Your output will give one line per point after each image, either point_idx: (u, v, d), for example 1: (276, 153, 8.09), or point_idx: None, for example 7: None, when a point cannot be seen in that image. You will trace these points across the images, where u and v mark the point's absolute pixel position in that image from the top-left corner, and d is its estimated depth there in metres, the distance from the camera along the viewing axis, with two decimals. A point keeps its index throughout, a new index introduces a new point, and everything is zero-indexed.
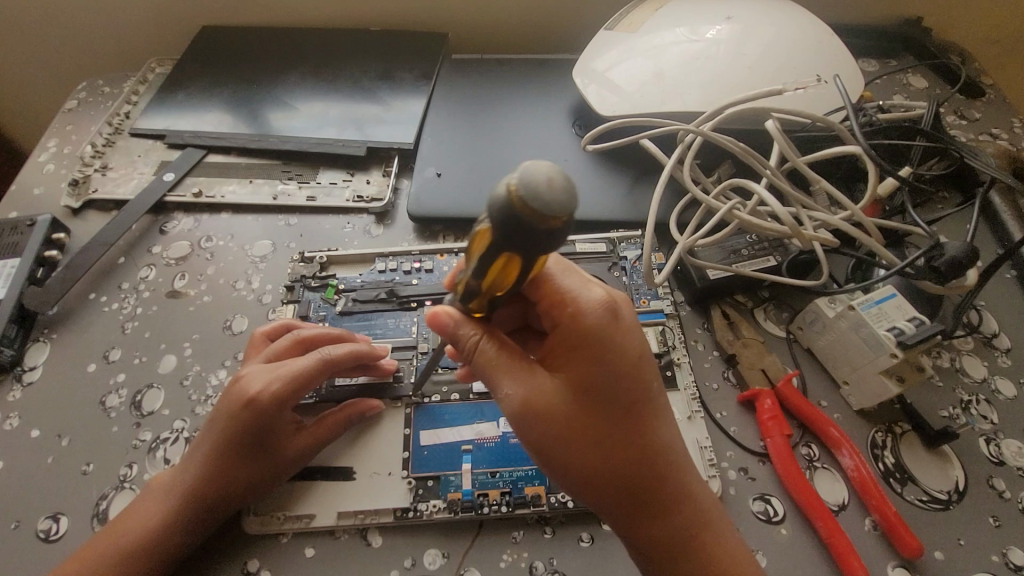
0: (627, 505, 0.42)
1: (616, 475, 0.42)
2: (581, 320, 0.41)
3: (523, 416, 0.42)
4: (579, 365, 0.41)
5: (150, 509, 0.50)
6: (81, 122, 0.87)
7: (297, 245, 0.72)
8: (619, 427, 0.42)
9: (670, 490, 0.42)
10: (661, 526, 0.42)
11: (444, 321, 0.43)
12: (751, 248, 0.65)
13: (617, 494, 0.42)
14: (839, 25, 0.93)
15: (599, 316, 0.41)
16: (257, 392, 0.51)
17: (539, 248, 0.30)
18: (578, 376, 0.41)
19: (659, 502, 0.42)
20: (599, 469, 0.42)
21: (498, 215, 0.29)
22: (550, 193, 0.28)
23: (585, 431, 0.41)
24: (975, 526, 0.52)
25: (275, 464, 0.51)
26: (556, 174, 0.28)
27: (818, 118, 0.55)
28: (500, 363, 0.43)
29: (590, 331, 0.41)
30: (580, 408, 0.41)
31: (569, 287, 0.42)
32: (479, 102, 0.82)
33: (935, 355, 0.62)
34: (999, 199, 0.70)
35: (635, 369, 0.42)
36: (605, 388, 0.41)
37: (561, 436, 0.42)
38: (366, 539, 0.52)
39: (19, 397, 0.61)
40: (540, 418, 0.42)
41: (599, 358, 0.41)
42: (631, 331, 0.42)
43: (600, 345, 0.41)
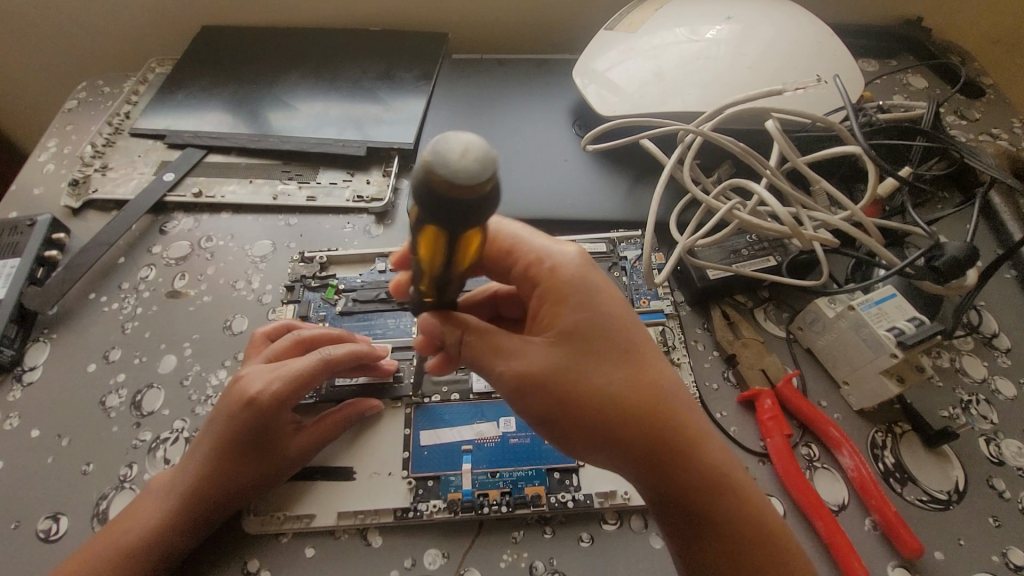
0: (644, 452, 0.41)
1: (625, 423, 0.41)
2: (560, 275, 0.44)
3: (526, 380, 0.41)
4: (568, 316, 0.43)
5: (151, 509, 0.50)
6: (81, 122, 0.87)
7: (297, 245, 0.72)
8: (618, 372, 0.42)
9: (679, 431, 0.42)
10: (681, 471, 0.41)
11: (429, 326, 0.43)
12: (751, 249, 0.65)
13: (630, 443, 0.41)
14: (839, 26, 0.93)
15: (573, 269, 0.45)
16: (257, 392, 0.51)
17: (485, 212, 0.27)
18: (569, 329, 0.43)
19: (673, 446, 0.42)
20: (606, 418, 0.41)
21: (432, 206, 0.26)
22: (466, 163, 0.24)
23: (588, 381, 0.41)
24: (975, 526, 0.52)
25: (276, 464, 0.51)
26: (466, 141, 0.24)
27: (818, 118, 0.55)
28: (494, 339, 0.42)
29: (569, 283, 0.44)
30: (577, 359, 0.42)
31: (543, 249, 0.46)
32: (479, 102, 0.82)
33: (935, 355, 0.62)
34: (999, 199, 0.70)
35: (618, 313, 0.44)
36: (595, 334, 0.43)
37: (566, 392, 0.41)
38: (366, 539, 0.52)
39: (19, 397, 0.61)
40: (543, 377, 0.41)
41: (583, 307, 0.43)
42: (607, 283, 0.46)
43: (581, 293, 0.44)
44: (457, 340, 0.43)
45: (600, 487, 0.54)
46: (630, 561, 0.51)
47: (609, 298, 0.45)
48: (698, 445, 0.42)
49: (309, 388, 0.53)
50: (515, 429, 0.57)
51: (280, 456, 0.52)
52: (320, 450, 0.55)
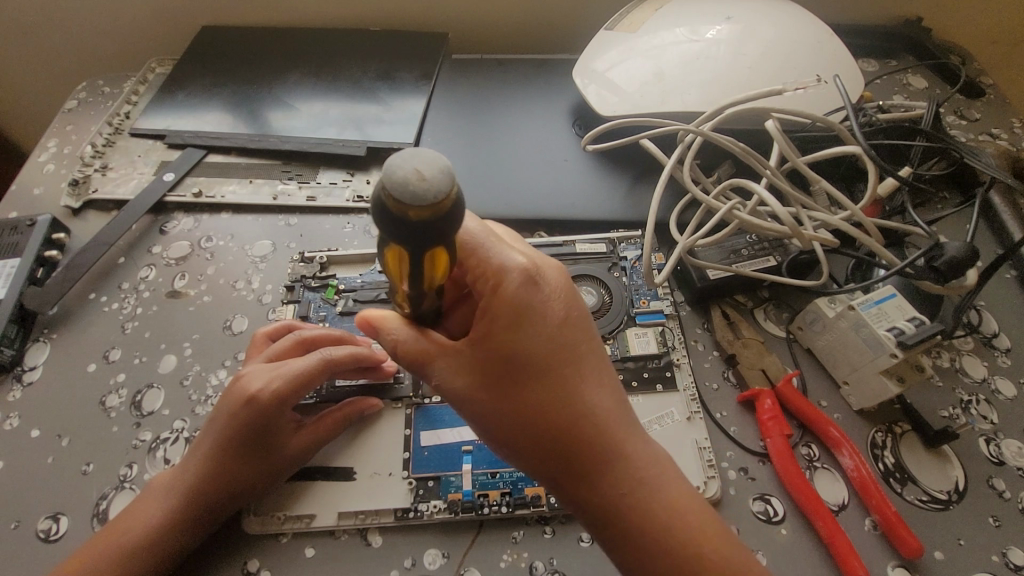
0: (564, 468, 0.42)
1: (547, 439, 0.42)
2: (499, 290, 0.42)
3: (456, 391, 0.43)
4: (502, 333, 0.42)
5: (152, 508, 0.50)
6: (81, 122, 0.87)
7: (297, 245, 0.72)
8: (548, 389, 0.43)
9: (604, 452, 0.42)
10: (600, 492, 0.41)
11: (368, 325, 0.46)
12: (751, 249, 0.65)
13: (551, 459, 0.42)
14: (838, 26, 0.93)
15: (511, 282, 0.42)
16: (258, 391, 0.51)
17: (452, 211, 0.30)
18: (501, 346, 0.42)
19: (595, 463, 0.42)
20: (529, 432, 0.42)
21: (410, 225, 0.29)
22: (426, 182, 0.27)
23: (515, 396, 0.42)
24: (975, 526, 0.52)
25: (276, 463, 0.51)
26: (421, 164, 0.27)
27: (818, 118, 0.55)
28: (428, 351, 0.44)
29: (507, 299, 0.42)
30: (506, 375, 0.42)
31: (488, 258, 0.43)
32: (479, 102, 0.82)
33: (935, 355, 0.62)
34: (999, 199, 0.70)
35: (557, 329, 0.43)
36: (528, 351, 0.42)
37: (492, 406, 0.43)
38: (366, 539, 0.52)
39: (19, 397, 0.61)
40: (471, 390, 0.43)
41: (519, 324, 0.42)
42: (554, 297, 0.44)
43: (519, 310, 0.42)
44: (393, 346, 0.45)
45: None
46: None
47: (552, 314, 0.44)
48: (623, 467, 0.42)
49: (308, 389, 0.53)
50: None
51: (279, 456, 0.52)
52: (320, 449, 0.55)
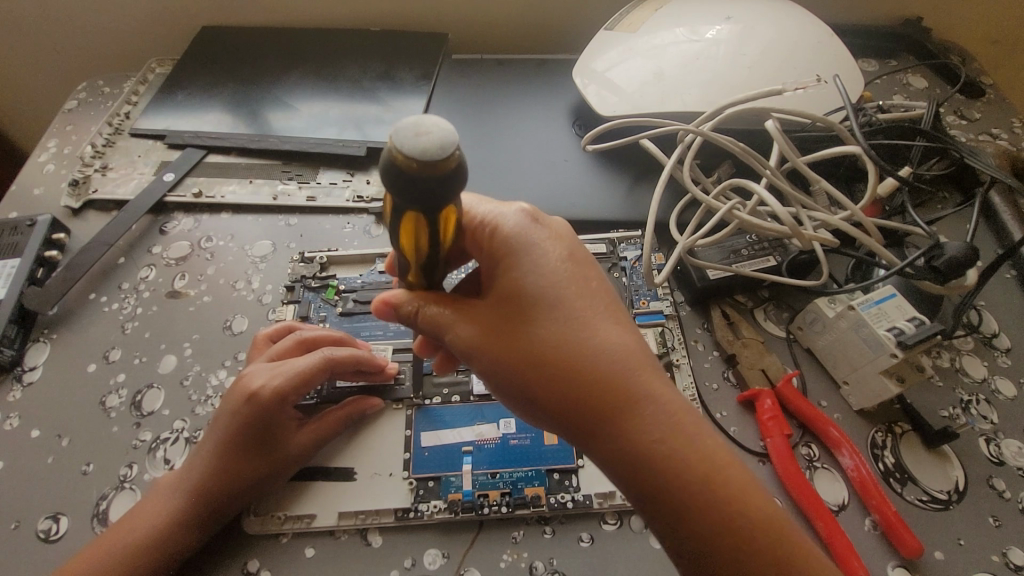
0: (578, 416, 0.40)
1: (562, 380, 0.40)
2: (502, 235, 0.43)
3: (467, 345, 0.42)
4: (509, 276, 0.42)
5: (155, 507, 0.50)
6: (82, 122, 0.87)
7: (297, 245, 0.72)
8: (563, 327, 0.41)
9: (623, 389, 0.39)
10: (622, 436, 0.39)
11: (385, 306, 0.44)
12: (751, 249, 0.65)
13: (566, 404, 0.40)
14: (838, 26, 0.93)
15: (517, 227, 0.43)
16: (259, 388, 0.51)
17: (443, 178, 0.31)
18: (509, 289, 0.42)
19: (615, 403, 0.39)
20: (547, 375, 0.40)
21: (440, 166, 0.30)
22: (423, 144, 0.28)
23: (527, 338, 0.41)
24: (975, 525, 0.52)
25: (276, 461, 0.51)
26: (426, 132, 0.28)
27: (818, 118, 0.55)
28: (442, 308, 0.43)
29: (510, 242, 0.43)
30: (517, 317, 0.41)
31: (488, 213, 0.44)
32: (480, 102, 0.82)
33: (935, 355, 0.62)
34: (999, 198, 0.70)
35: (559, 272, 0.42)
36: (536, 288, 0.41)
37: (508, 352, 0.41)
38: (366, 539, 0.52)
39: (20, 397, 0.61)
40: (486, 338, 0.41)
41: (522, 264, 0.42)
42: (553, 241, 0.44)
43: (525, 250, 0.42)
44: (411, 315, 0.44)
45: (600, 487, 0.54)
46: (631, 561, 0.51)
47: (554, 254, 0.43)
48: (645, 405, 0.39)
49: (309, 386, 0.53)
50: (515, 430, 0.57)
51: (280, 456, 0.52)
52: (320, 450, 0.55)
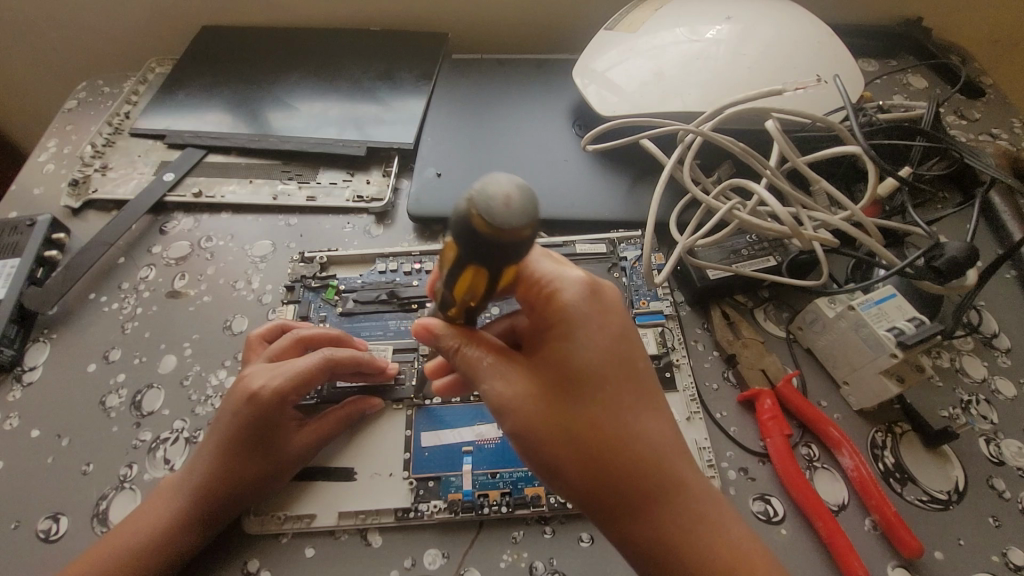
0: (610, 498, 0.39)
1: (595, 466, 0.39)
2: (561, 304, 0.41)
3: (502, 405, 0.42)
4: (557, 343, 0.41)
5: (158, 509, 0.50)
6: (81, 122, 0.87)
7: (297, 245, 0.72)
8: (598, 412, 0.40)
9: (659, 479, 0.40)
10: (654, 522, 0.39)
11: (426, 333, 0.46)
12: (751, 249, 0.65)
13: (595, 486, 0.39)
14: (838, 26, 0.93)
15: (576, 295, 0.41)
16: (259, 388, 0.51)
17: (498, 255, 0.30)
18: (553, 358, 0.41)
19: (652, 490, 0.39)
20: (580, 455, 0.40)
21: (463, 229, 0.30)
22: (497, 205, 0.27)
23: (564, 416, 0.40)
24: (974, 525, 0.52)
25: (278, 463, 0.52)
26: (515, 193, 0.28)
27: (818, 118, 0.55)
28: (479, 358, 0.43)
29: (564, 310, 0.41)
30: (557, 386, 0.41)
31: (546, 272, 0.42)
32: (478, 102, 0.81)
33: (935, 355, 0.62)
34: (998, 199, 0.70)
35: (610, 349, 0.41)
36: (583, 369, 0.40)
37: (538, 423, 0.40)
38: (366, 539, 0.52)
39: (20, 397, 0.61)
40: (519, 405, 0.41)
41: (575, 336, 0.41)
42: (610, 312, 0.42)
43: (580, 325, 0.41)
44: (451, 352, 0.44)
45: None
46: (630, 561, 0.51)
47: (606, 332, 0.41)
48: (673, 497, 0.40)
49: (310, 387, 0.53)
50: None
51: (280, 459, 0.52)
52: (321, 450, 0.55)
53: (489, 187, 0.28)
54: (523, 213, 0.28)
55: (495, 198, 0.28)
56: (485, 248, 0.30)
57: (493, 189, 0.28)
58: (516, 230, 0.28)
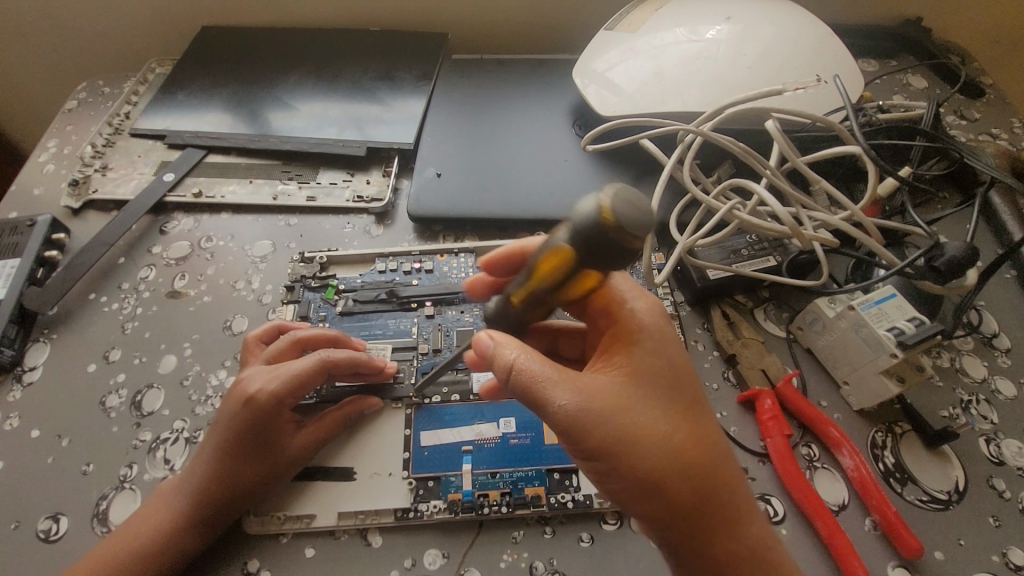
0: (690, 513, 0.39)
1: (682, 480, 0.39)
2: (633, 324, 0.45)
3: (583, 416, 0.41)
4: (634, 360, 0.44)
5: (159, 511, 0.50)
6: (82, 122, 0.87)
7: (297, 245, 0.72)
8: (674, 427, 0.41)
9: (736, 497, 0.40)
10: (731, 538, 0.39)
11: (486, 345, 0.44)
12: (751, 249, 0.65)
13: (682, 498, 0.39)
14: (838, 26, 0.93)
15: (650, 319, 0.46)
16: (256, 391, 0.51)
17: (614, 261, 0.34)
18: (631, 373, 0.43)
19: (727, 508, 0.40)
20: (671, 470, 0.39)
21: (586, 233, 0.33)
22: (627, 211, 0.32)
23: (647, 430, 0.40)
24: (974, 525, 0.52)
25: (278, 464, 0.52)
26: (636, 199, 0.32)
27: (818, 118, 0.55)
28: (552, 372, 0.43)
29: (638, 332, 0.45)
30: (638, 401, 0.42)
31: (623, 298, 0.47)
32: (478, 102, 0.82)
33: (935, 355, 0.62)
34: (998, 198, 0.70)
35: (682, 370, 0.44)
36: (661, 385, 0.42)
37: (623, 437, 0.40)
38: (366, 539, 0.52)
39: (20, 397, 0.61)
40: (603, 416, 0.41)
41: (651, 354, 0.44)
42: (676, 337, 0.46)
43: (655, 346, 0.44)
44: (512, 369, 0.43)
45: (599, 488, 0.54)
46: (630, 561, 0.51)
47: (676, 355, 0.44)
48: (747, 512, 0.41)
49: (308, 388, 0.53)
50: (515, 429, 0.57)
51: (282, 460, 0.52)
52: (321, 450, 0.55)
53: (614, 195, 0.32)
54: (645, 218, 0.32)
55: (622, 206, 0.32)
56: (608, 251, 0.33)
57: (619, 197, 0.32)
58: (638, 233, 0.32)
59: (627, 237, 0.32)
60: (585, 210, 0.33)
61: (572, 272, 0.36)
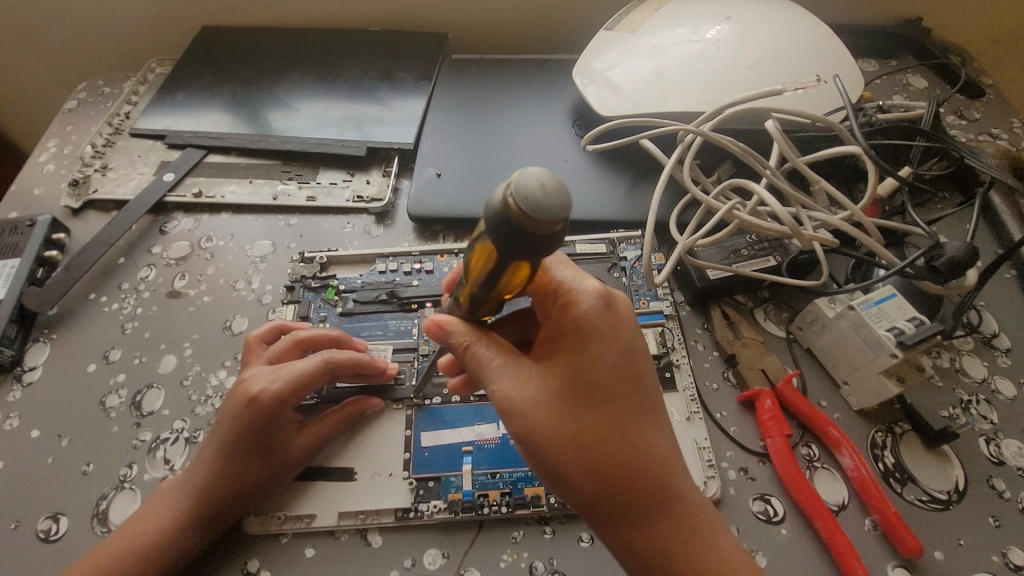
0: (609, 500, 0.40)
1: (601, 468, 0.40)
2: (573, 312, 0.43)
3: (510, 403, 0.41)
4: (569, 350, 0.43)
5: (160, 512, 0.50)
6: (81, 122, 0.87)
7: (297, 245, 0.72)
8: (601, 417, 0.41)
9: (659, 487, 0.40)
10: (649, 527, 0.39)
11: (439, 329, 0.43)
12: (751, 249, 0.65)
13: (601, 497, 0.40)
14: (838, 26, 0.93)
15: (592, 306, 0.43)
16: (258, 392, 0.51)
17: (534, 250, 0.30)
18: (565, 362, 0.42)
19: (649, 497, 0.40)
20: (590, 457, 0.40)
21: (497, 222, 0.29)
22: (535, 194, 0.27)
23: (571, 419, 0.41)
24: (974, 525, 0.52)
25: (279, 465, 0.52)
26: (547, 179, 0.28)
27: (818, 118, 0.55)
28: (488, 356, 0.43)
29: (579, 320, 0.43)
30: (567, 390, 0.42)
31: (564, 283, 0.45)
32: (478, 102, 0.82)
33: (935, 355, 0.62)
34: (998, 199, 0.70)
35: (620, 357, 0.42)
36: (591, 375, 0.42)
37: (549, 430, 0.41)
38: (366, 539, 0.52)
39: (20, 397, 0.61)
40: (532, 404, 0.41)
41: (587, 344, 0.42)
42: (620, 324, 0.43)
43: (592, 333, 0.42)
44: (463, 349, 0.43)
45: None
46: None
47: (614, 344, 0.42)
48: (672, 503, 0.40)
49: (310, 389, 0.53)
50: None
51: (282, 461, 0.52)
52: (323, 450, 0.55)
53: (518, 176, 0.28)
54: (566, 203, 0.28)
55: (531, 190, 0.27)
56: (523, 241, 0.29)
57: (528, 178, 0.27)
58: (550, 223, 0.28)
59: (540, 228, 0.28)
60: (495, 199, 0.29)
61: (499, 262, 0.33)
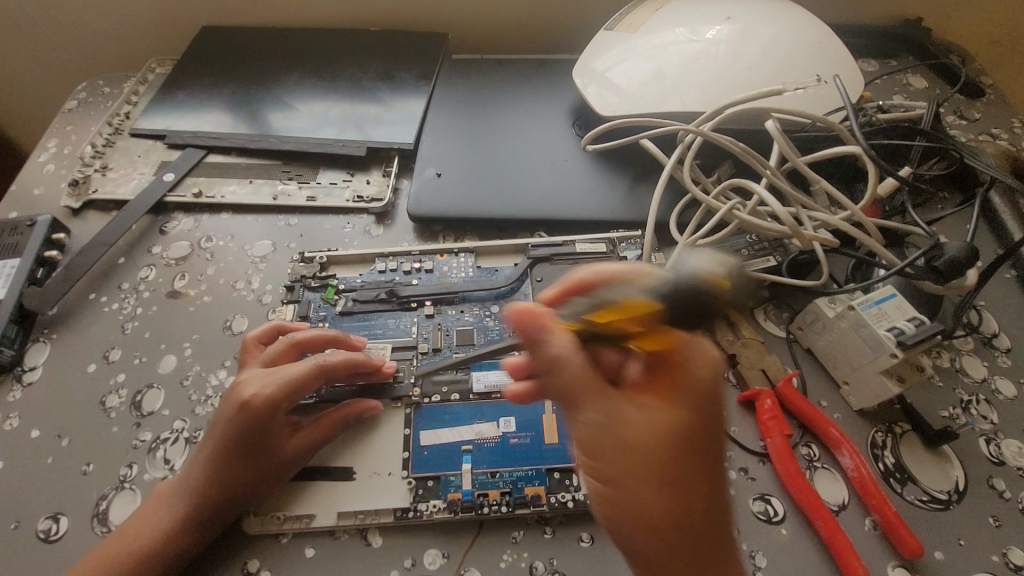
0: (662, 545, 0.40)
1: (666, 517, 0.40)
2: (684, 370, 0.42)
3: (591, 425, 0.42)
4: (664, 399, 0.42)
5: (156, 514, 0.50)
6: (81, 122, 0.87)
7: (297, 245, 0.72)
8: (677, 472, 0.40)
9: (711, 548, 0.41)
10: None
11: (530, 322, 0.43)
12: (751, 248, 0.65)
13: (657, 531, 0.40)
14: (838, 26, 0.93)
15: (703, 367, 0.41)
16: (251, 397, 0.51)
17: (699, 322, 0.37)
18: (660, 407, 0.42)
19: (698, 555, 0.40)
20: (658, 504, 0.40)
21: (680, 291, 0.36)
22: (716, 285, 0.35)
23: (651, 462, 0.40)
24: (974, 525, 0.52)
25: (274, 467, 0.51)
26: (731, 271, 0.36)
27: (818, 118, 0.55)
28: (574, 376, 0.42)
29: (684, 377, 0.42)
30: (655, 434, 0.41)
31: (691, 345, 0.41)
32: (478, 102, 0.82)
33: (935, 355, 0.62)
34: (998, 199, 0.70)
35: (709, 424, 0.41)
36: (683, 433, 0.41)
37: (634, 447, 0.41)
38: (366, 539, 0.52)
39: (19, 397, 0.61)
40: (616, 432, 0.41)
41: (686, 401, 0.41)
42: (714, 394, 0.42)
43: (692, 396, 0.41)
44: (545, 350, 0.43)
45: None
46: None
47: (705, 411, 0.41)
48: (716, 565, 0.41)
49: (302, 392, 0.53)
50: (515, 429, 0.57)
51: (274, 463, 0.51)
52: (315, 452, 0.55)
53: (701, 264, 0.36)
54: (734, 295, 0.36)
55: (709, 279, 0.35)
56: (696, 313, 0.36)
57: (707, 266, 0.36)
58: (720, 308, 0.36)
59: (714, 305, 0.36)
60: (690, 268, 0.36)
61: (651, 317, 0.38)
